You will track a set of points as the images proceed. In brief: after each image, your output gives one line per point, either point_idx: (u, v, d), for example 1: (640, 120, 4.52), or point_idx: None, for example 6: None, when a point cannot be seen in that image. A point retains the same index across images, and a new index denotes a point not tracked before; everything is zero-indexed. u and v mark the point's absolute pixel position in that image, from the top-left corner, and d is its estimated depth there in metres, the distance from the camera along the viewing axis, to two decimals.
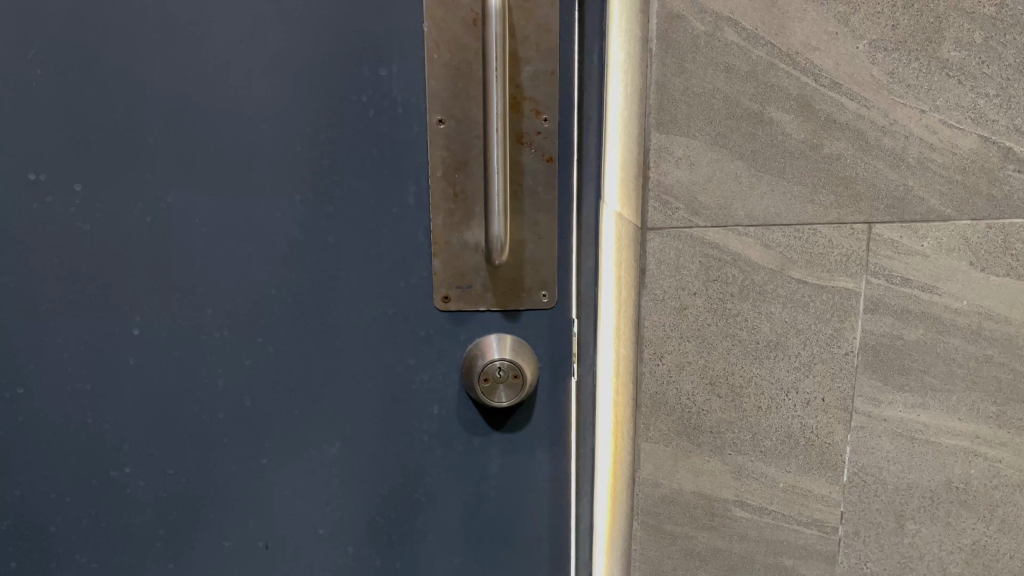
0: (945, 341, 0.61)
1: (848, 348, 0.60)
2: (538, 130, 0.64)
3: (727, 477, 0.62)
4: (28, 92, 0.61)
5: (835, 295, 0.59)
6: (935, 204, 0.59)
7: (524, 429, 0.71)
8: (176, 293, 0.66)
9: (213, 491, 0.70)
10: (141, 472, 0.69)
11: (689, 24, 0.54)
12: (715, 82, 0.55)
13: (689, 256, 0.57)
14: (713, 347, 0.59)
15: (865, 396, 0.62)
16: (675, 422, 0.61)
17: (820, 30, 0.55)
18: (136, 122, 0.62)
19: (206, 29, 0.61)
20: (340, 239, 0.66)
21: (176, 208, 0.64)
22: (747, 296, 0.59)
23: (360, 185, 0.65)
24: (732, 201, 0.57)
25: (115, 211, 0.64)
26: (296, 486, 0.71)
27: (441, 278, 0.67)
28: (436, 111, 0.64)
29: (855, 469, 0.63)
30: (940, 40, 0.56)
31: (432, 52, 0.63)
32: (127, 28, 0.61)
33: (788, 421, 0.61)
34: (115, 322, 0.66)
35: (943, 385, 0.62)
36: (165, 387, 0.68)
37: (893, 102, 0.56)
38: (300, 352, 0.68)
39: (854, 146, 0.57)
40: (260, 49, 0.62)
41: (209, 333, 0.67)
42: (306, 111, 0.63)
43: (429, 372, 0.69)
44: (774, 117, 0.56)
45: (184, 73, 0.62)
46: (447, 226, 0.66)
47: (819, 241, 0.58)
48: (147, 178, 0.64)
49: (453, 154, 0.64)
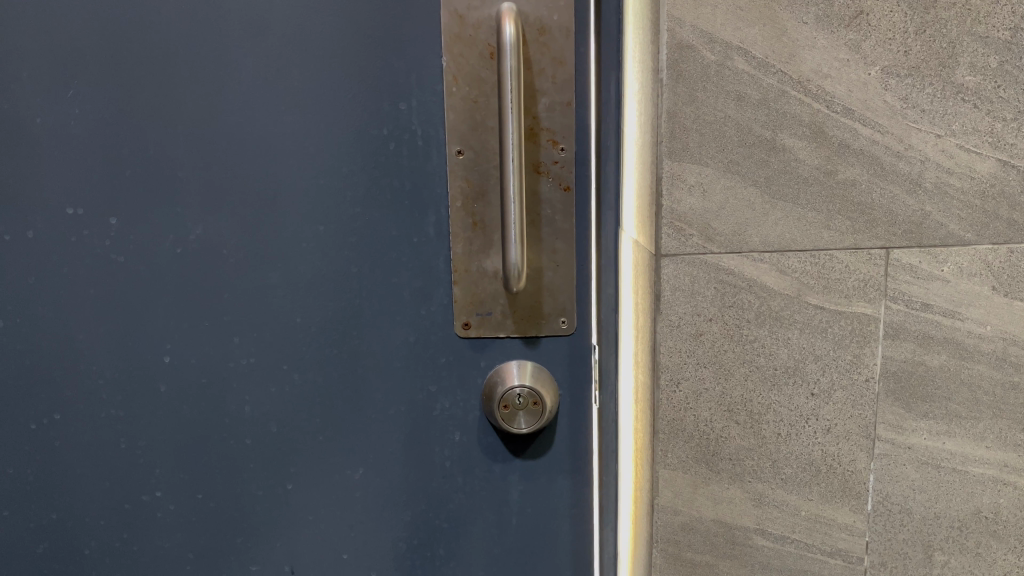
0: (969, 366, 0.60)
1: (868, 375, 0.60)
2: (555, 159, 0.65)
3: (748, 505, 0.61)
4: (68, 131, 0.64)
5: (854, 321, 0.59)
6: (955, 229, 0.58)
7: (545, 456, 0.71)
8: (204, 321, 0.68)
9: (240, 516, 0.71)
10: (171, 497, 0.71)
11: (699, 54, 0.54)
12: (726, 110, 0.55)
13: (704, 282, 0.57)
14: (731, 373, 0.59)
15: (889, 423, 0.61)
16: (694, 449, 0.60)
17: (832, 57, 0.55)
18: (169, 158, 0.65)
19: (234, 69, 0.64)
20: (363, 269, 0.67)
21: (205, 240, 0.66)
22: (764, 322, 0.58)
23: (382, 215, 0.67)
24: (746, 227, 0.57)
25: (149, 243, 0.66)
26: (322, 511, 0.72)
27: (460, 305, 0.68)
28: (455, 143, 0.65)
29: (879, 498, 0.62)
30: (954, 65, 0.56)
31: (450, 86, 0.64)
32: (161, 69, 0.63)
33: (808, 448, 0.61)
34: (147, 350, 0.68)
35: (969, 412, 0.61)
36: (195, 413, 0.69)
37: (907, 127, 0.56)
38: (324, 379, 0.69)
39: (869, 171, 0.57)
40: (286, 85, 0.64)
41: (237, 360, 0.69)
42: (328, 144, 0.65)
43: (451, 399, 0.70)
44: (787, 144, 0.56)
45: (215, 111, 0.64)
46: (467, 254, 0.67)
47: (835, 267, 0.58)
48: (177, 211, 0.66)
49: (471, 185, 0.66)
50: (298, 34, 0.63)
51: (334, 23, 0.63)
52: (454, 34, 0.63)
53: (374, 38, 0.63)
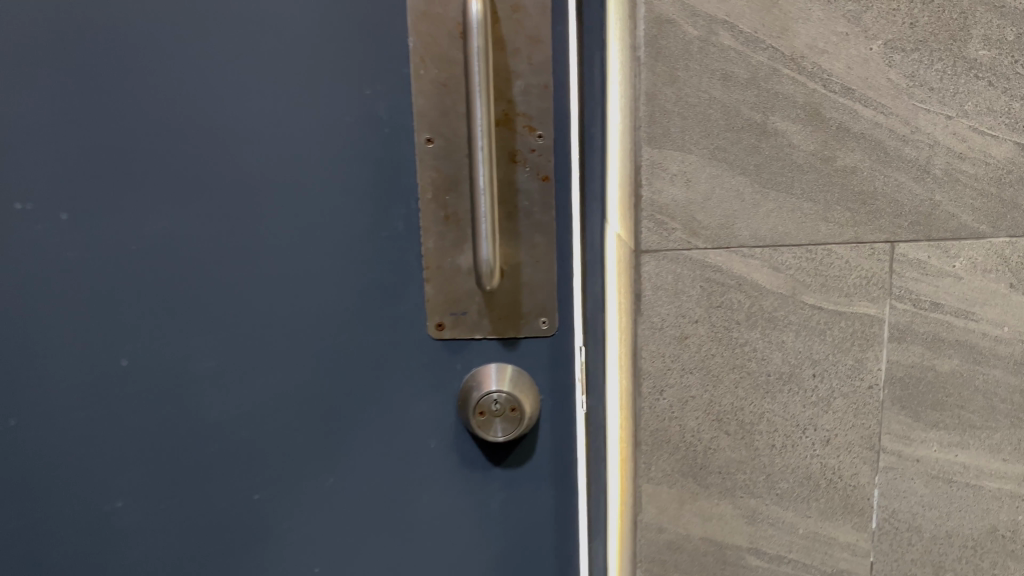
0: (984, 372, 0.55)
1: (872, 381, 0.54)
2: (532, 146, 0.60)
3: (740, 522, 0.56)
4: (9, 119, 0.59)
5: (855, 322, 0.53)
6: (967, 220, 0.52)
7: (527, 464, 0.67)
8: (163, 322, 0.64)
9: (206, 526, 0.68)
10: (133, 507, 0.67)
11: (680, 29, 0.49)
12: (711, 91, 0.50)
13: (688, 281, 0.52)
14: (719, 380, 0.54)
15: (895, 434, 0.55)
16: (679, 462, 0.55)
17: (828, 31, 0.50)
18: (122, 148, 0.61)
19: (190, 53, 0.59)
20: (331, 266, 0.63)
21: (162, 234, 0.62)
22: (755, 324, 0.53)
23: (347, 208, 0.62)
24: (734, 220, 0.52)
25: (104, 238, 0.62)
26: (291, 521, 0.68)
27: (434, 305, 0.64)
28: (425, 130, 0.61)
29: (885, 515, 0.56)
30: (967, 37, 0.50)
31: (418, 69, 0.60)
32: (112, 53, 0.59)
33: (806, 461, 0.55)
34: (103, 353, 0.64)
35: (983, 421, 0.55)
36: (155, 419, 0.65)
37: (914, 108, 0.51)
38: (290, 383, 0.65)
39: (871, 157, 0.51)
40: (244, 70, 0.60)
41: (199, 363, 0.65)
42: (289, 132, 0.61)
43: (424, 405, 0.66)
44: (779, 128, 0.51)
45: (173, 98, 0.60)
46: (439, 249, 0.63)
47: (834, 263, 0.53)
48: (133, 205, 0.62)
49: (443, 175, 0.61)
50: (254, 15, 0.59)
51: (293, 2, 0.58)
52: (421, 12, 0.59)
53: (336, 18, 0.59)
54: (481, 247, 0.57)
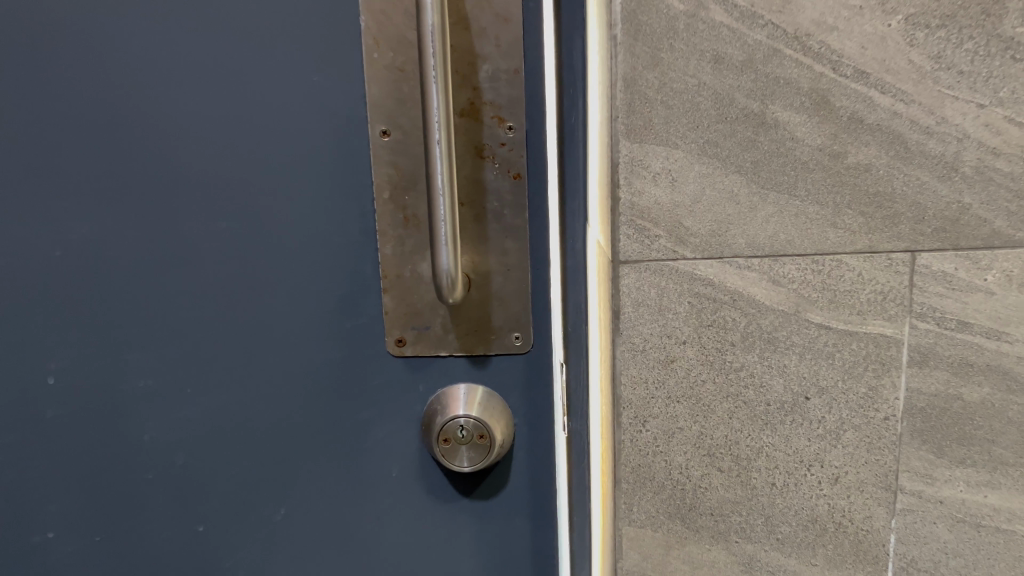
0: (1020, 403, 0.47)
1: (888, 412, 0.47)
2: (502, 141, 0.52)
3: (734, 569, 0.49)
4: None
5: (868, 344, 0.46)
6: (1003, 226, 0.44)
7: (501, 495, 0.59)
8: (92, 337, 0.56)
9: (147, 561, 0.61)
10: (66, 537, 0.60)
11: (664, 3, 0.42)
12: (700, 75, 0.43)
13: (675, 295, 0.45)
14: (711, 410, 0.47)
15: (914, 472, 0.48)
16: (666, 503, 0.48)
17: (838, 4, 0.42)
18: (39, 140, 0.52)
19: (118, 28, 0.50)
20: (280, 276, 0.54)
21: (88, 240, 0.54)
22: (753, 346, 0.46)
23: (298, 211, 0.53)
24: (727, 226, 0.44)
25: (20, 243, 0.54)
26: (240, 555, 0.61)
27: (393, 318, 0.55)
28: (379, 121, 0.51)
29: (902, 563, 0.49)
30: (1004, 11, 0.42)
31: (370, 50, 0.50)
32: (22, 30, 0.50)
33: (811, 503, 0.48)
34: (25, 371, 0.56)
35: (1018, 458, 0.48)
36: (86, 443, 0.58)
37: (939, 95, 0.43)
38: (235, 405, 0.57)
39: (888, 153, 0.44)
40: (175, 51, 0.50)
41: (133, 384, 0.57)
42: (230, 123, 0.52)
43: (385, 429, 0.58)
44: (780, 118, 0.43)
45: (90, 87, 0.51)
46: (398, 257, 0.54)
47: (844, 276, 0.45)
48: (53, 206, 0.53)
49: (401, 173, 0.52)
50: None
51: None
52: None
53: None
54: (440, 255, 0.49)
